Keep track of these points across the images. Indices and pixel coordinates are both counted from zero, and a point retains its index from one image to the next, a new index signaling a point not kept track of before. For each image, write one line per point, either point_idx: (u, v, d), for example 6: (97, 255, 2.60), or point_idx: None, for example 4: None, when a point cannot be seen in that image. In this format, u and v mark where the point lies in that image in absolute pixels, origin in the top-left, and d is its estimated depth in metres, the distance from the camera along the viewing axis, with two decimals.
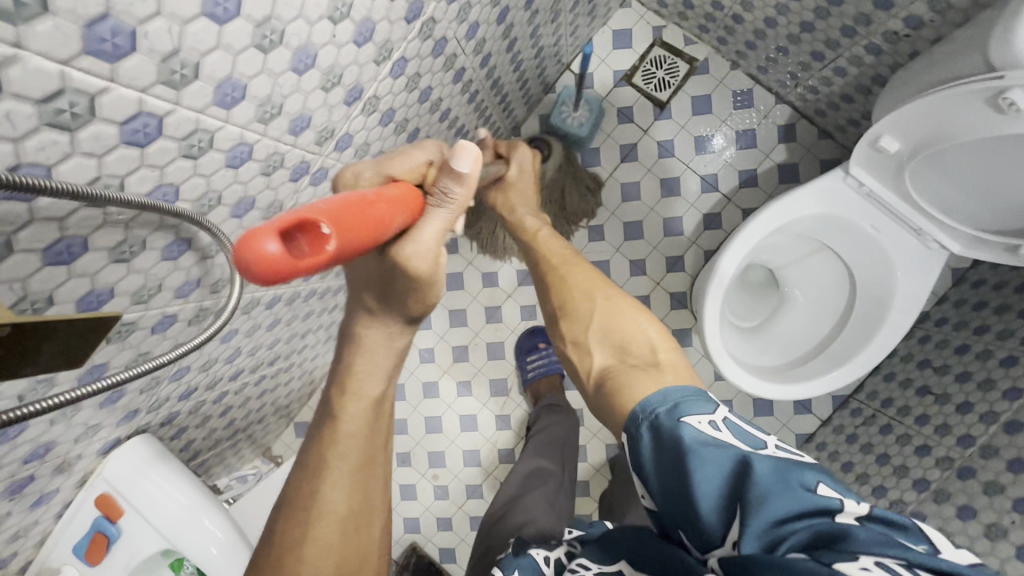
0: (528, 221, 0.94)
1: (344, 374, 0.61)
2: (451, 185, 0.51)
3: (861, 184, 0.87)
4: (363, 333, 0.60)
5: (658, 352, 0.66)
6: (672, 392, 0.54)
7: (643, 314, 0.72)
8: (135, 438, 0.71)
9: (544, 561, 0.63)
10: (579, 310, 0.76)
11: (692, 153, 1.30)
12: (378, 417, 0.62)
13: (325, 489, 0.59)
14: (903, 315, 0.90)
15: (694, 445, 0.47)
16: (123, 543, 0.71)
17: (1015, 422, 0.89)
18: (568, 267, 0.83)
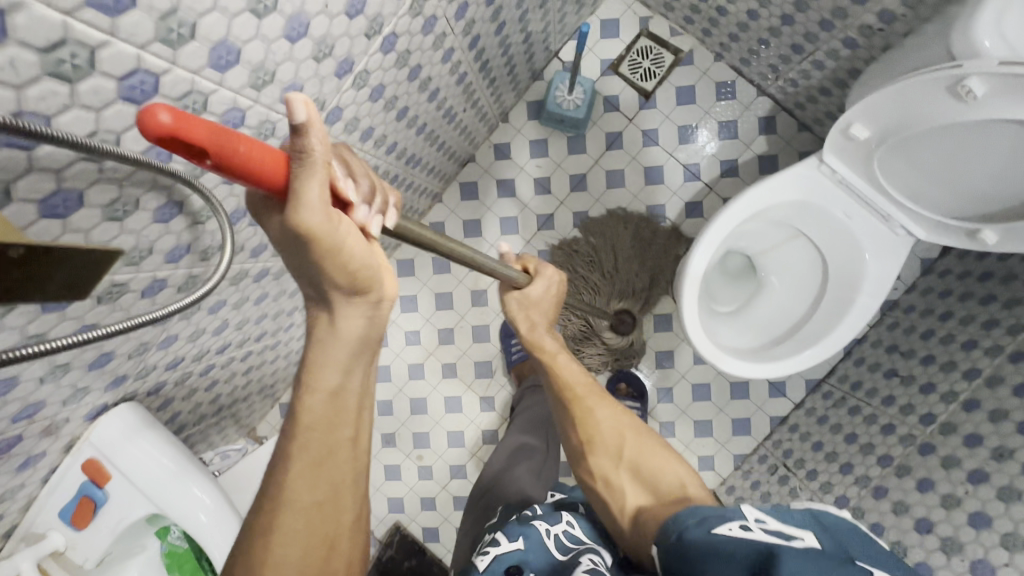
0: (543, 341, 0.92)
1: (303, 365, 0.56)
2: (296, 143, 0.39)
3: (834, 172, 0.90)
4: (314, 325, 0.56)
5: (688, 489, 0.73)
6: (707, 515, 0.58)
7: (670, 452, 0.80)
8: (123, 405, 0.72)
9: (544, 533, 0.74)
10: (609, 445, 0.81)
11: (675, 143, 1.33)
12: (339, 408, 0.57)
13: (287, 479, 0.57)
14: (872, 298, 0.94)
15: (722, 545, 0.52)
16: (110, 507, 0.72)
17: (973, 401, 0.95)
18: (593, 400, 0.85)
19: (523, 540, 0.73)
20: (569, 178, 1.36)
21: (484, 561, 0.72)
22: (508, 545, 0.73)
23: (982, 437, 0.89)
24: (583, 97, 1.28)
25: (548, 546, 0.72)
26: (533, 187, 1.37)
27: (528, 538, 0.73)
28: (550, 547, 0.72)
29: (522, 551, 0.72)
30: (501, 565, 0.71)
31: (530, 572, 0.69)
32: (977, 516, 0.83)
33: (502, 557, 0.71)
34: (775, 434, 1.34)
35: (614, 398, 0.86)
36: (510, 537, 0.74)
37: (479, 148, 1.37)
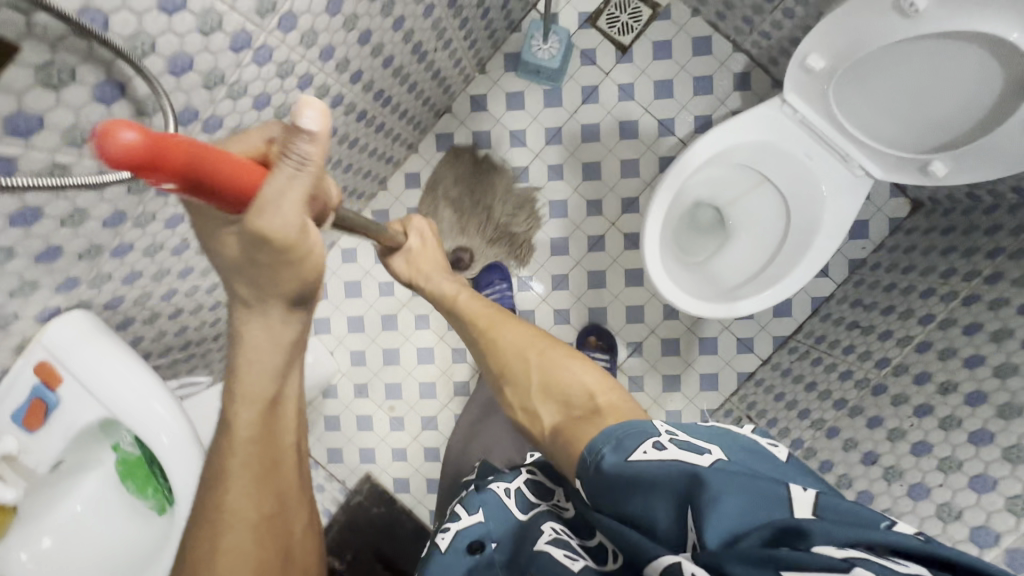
0: (444, 285, 0.97)
1: (233, 377, 0.63)
2: (296, 144, 0.45)
3: (795, 110, 0.91)
4: (243, 330, 0.61)
5: (596, 397, 0.73)
6: (614, 431, 0.61)
7: (578, 358, 0.80)
8: (77, 310, 0.73)
9: (503, 492, 0.74)
10: (518, 371, 0.83)
11: (651, 98, 1.34)
12: (274, 415, 0.66)
13: (227, 495, 0.65)
14: (832, 239, 0.94)
15: (642, 468, 0.54)
16: (64, 410, 0.73)
17: (925, 342, 0.97)
18: (495, 326, 0.88)
19: (481, 510, 0.72)
20: (545, 130, 1.36)
21: (444, 539, 0.71)
22: (468, 516, 0.72)
23: (930, 374, 0.91)
24: (559, 47, 1.28)
25: (508, 505, 0.72)
26: (509, 141, 1.37)
27: (487, 506, 0.72)
28: (510, 506, 0.72)
29: (482, 522, 0.71)
30: (464, 541, 0.70)
31: (492, 542, 0.68)
32: (919, 446, 0.83)
33: (464, 531, 0.70)
34: (742, 390, 1.35)
35: (519, 322, 0.89)
36: (468, 511, 0.73)
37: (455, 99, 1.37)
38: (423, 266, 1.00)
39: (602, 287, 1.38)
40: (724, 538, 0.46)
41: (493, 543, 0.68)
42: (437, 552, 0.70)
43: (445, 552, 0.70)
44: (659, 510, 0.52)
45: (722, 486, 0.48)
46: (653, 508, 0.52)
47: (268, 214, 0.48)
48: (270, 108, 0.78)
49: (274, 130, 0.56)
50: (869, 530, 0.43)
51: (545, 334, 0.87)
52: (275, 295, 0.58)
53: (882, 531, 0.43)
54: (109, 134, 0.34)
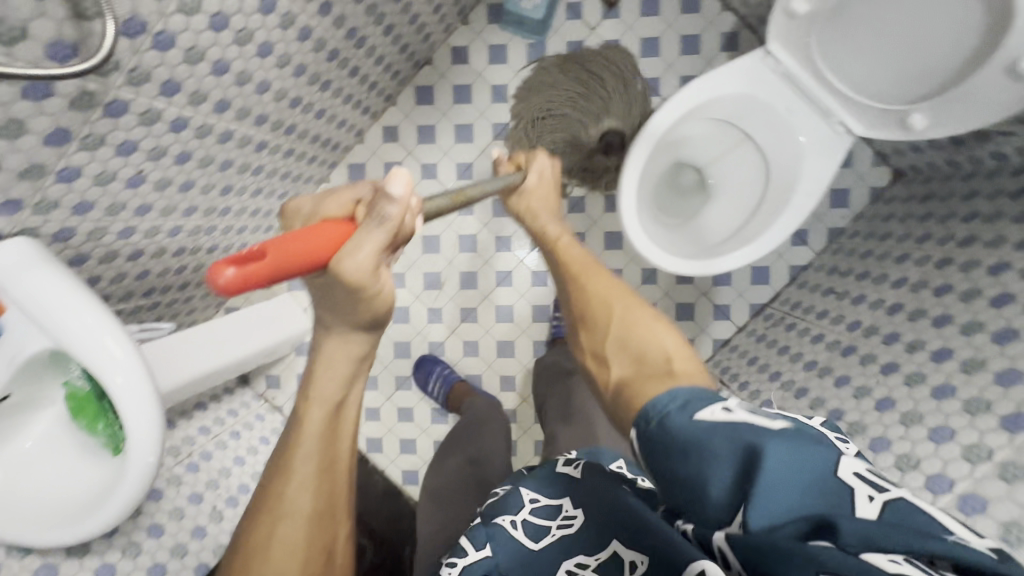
0: (550, 227, 0.94)
1: (306, 378, 0.64)
2: (390, 205, 0.53)
3: (778, 63, 0.90)
4: (322, 339, 0.63)
5: (674, 363, 0.65)
6: (682, 393, 0.57)
7: (661, 322, 0.72)
8: (19, 237, 0.70)
9: (510, 525, 0.71)
10: (597, 317, 0.76)
11: (637, 56, 1.30)
12: (340, 419, 0.65)
13: (288, 490, 0.62)
14: (809, 198, 0.93)
15: (705, 432, 0.50)
16: (5, 339, 0.70)
17: (897, 305, 0.97)
18: (585, 275, 0.82)
19: (490, 545, 0.69)
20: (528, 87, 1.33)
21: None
22: (474, 552, 0.69)
23: (899, 334, 0.91)
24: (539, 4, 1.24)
25: (517, 539, 0.69)
26: (490, 96, 1.33)
27: (496, 542, 0.69)
28: (519, 538, 0.69)
29: (491, 558, 0.68)
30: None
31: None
32: (883, 401, 0.83)
33: (472, 568, 0.67)
34: (716, 355, 1.36)
35: (611, 276, 0.82)
36: (476, 544, 0.70)
37: (436, 51, 1.32)
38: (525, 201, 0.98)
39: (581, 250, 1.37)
40: (770, 523, 0.43)
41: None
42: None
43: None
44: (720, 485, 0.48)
45: (780, 463, 0.45)
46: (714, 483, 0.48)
47: (347, 260, 0.52)
48: (228, 31, 0.74)
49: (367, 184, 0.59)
50: (927, 539, 0.40)
51: (633, 292, 0.78)
52: (348, 313, 0.59)
53: (939, 544, 0.39)
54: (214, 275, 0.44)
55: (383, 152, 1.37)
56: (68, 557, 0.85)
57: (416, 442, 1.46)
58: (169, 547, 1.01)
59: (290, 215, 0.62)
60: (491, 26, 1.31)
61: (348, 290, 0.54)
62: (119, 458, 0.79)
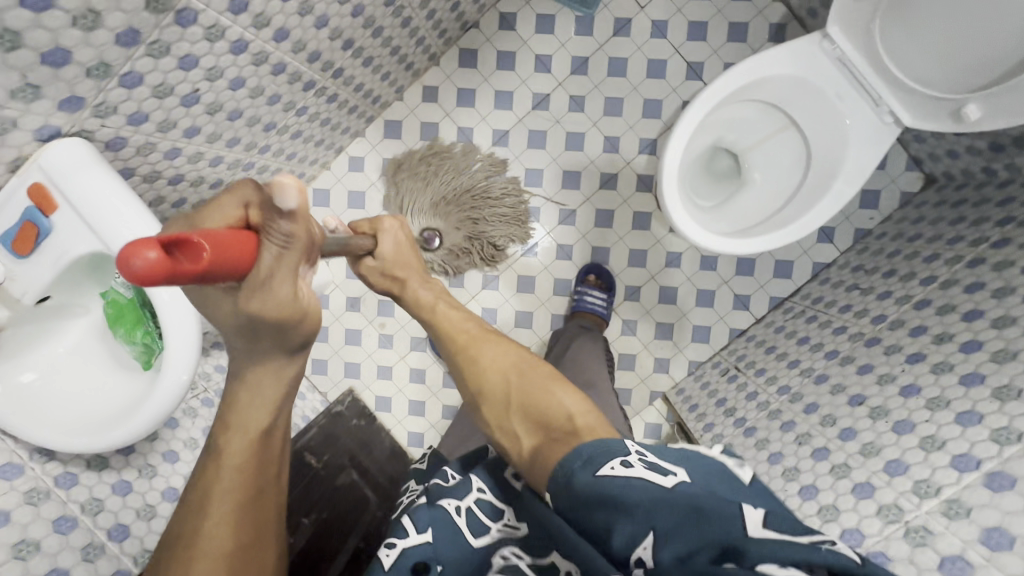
0: (421, 293, 0.89)
1: (229, 410, 0.64)
2: (280, 224, 0.48)
3: (834, 47, 0.91)
4: (245, 370, 0.62)
5: (576, 420, 0.67)
6: (585, 450, 0.60)
7: (542, 366, 0.78)
8: (76, 137, 0.69)
9: (454, 510, 0.71)
10: (496, 391, 0.77)
11: (684, 38, 1.30)
12: (264, 447, 0.66)
13: (205, 525, 0.62)
14: (849, 185, 0.95)
15: (612, 490, 0.54)
16: (55, 238, 0.71)
17: (925, 300, 0.98)
18: (479, 345, 0.82)
19: (432, 530, 0.69)
20: (572, 60, 1.33)
21: (390, 557, 0.67)
22: (416, 534, 0.69)
23: (926, 327, 0.92)
24: None
25: (459, 527, 0.70)
26: (533, 65, 1.33)
27: (437, 527, 0.69)
28: (462, 526, 0.70)
29: (431, 544, 0.68)
30: (410, 561, 0.67)
31: (438, 565, 0.67)
32: (908, 388, 0.84)
33: (411, 551, 0.67)
34: (732, 344, 1.37)
35: (505, 342, 0.83)
36: (417, 528, 0.69)
37: (483, 15, 1.32)
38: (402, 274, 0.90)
39: (607, 227, 1.37)
40: (679, 555, 0.49)
41: (441, 567, 0.67)
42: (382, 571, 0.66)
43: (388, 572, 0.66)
44: (625, 532, 0.52)
45: (678, 507, 0.50)
46: (619, 532, 0.52)
47: (259, 294, 0.52)
48: None
49: (249, 190, 0.50)
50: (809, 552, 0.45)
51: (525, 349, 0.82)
52: (278, 347, 0.59)
53: (817, 556, 0.44)
54: (128, 255, 0.37)
55: (420, 112, 1.36)
56: (88, 469, 0.84)
57: (424, 404, 1.47)
58: (183, 474, 0.96)
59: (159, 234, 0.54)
60: None
61: (279, 322, 0.55)
62: (151, 372, 0.79)
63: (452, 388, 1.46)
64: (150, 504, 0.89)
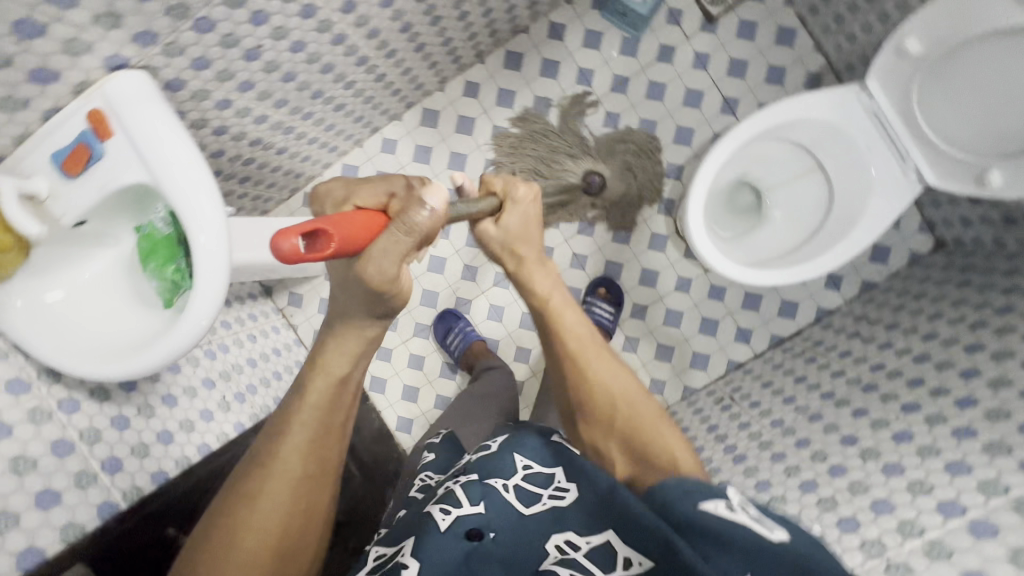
0: (538, 279, 0.87)
1: (317, 352, 0.71)
2: (420, 214, 0.63)
3: (872, 100, 0.95)
4: (340, 332, 0.71)
5: (681, 463, 0.71)
6: (687, 485, 0.63)
7: (649, 400, 0.80)
8: (140, 71, 0.71)
9: (503, 488, 0.74)
10: (601, 413, 0.79)
11: (723, 73, 1.34)
12: (340, 393, 0.72)
13: (283, 447, 0.69)
14: (865, 234, 0.98)
15: (719, 529, 0.57)
16: (105, 164, 0.72)
17: (924, 354, 1.01)
18: (590, 355, 0.82)
19: (484, 503, 0.72)
20: (613, 77, 1.36)
21: (445, 522, 0.70)
22: (469, 505, 0.72)
23: (924, 380, 0.94)
24: None
25: (509, 502, 0.73)
26: (576, 77, 1.37)
27: (490, 500, 0.73)
28: (511, 500, 0.73)
29: (483, 515, 0.71)
30: (464, 526, 0.70)
31: (491, 533, 0.70)
32: (901, 434, 0.86)
33: (465, 518, 0.71)
34: (728, 375, 1.39)
35: (610, 355, 0.84)
36: (471, 499, 0.73)
37: (534, 22, 1.36)
38: (520, 247, 0.88)
39: (624, 243, 1.40)
40: None
41: (493, 535, 0.70)
42: (435, 532, 0.69)
43: (443, 534, 0.69)
44: (724, 567, 0.55)
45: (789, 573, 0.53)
46: (717, 563, 0.55)
47: (373, 263, 0.62)
48: None
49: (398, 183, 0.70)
50: None
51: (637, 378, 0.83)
52: (365, 313, 0.68)
53: None
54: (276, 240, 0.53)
55: (458, 105, 1.39)
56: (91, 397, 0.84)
57: (418, 391, 1.48)
58: (178, 419, 0.97)
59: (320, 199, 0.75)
60: (592, 12, 1.35)
61: (369, 289, 0.64)
62: (173, 312, 0.80)
63: (448, 379, 1.48)
64: (145, 442, 0.89)
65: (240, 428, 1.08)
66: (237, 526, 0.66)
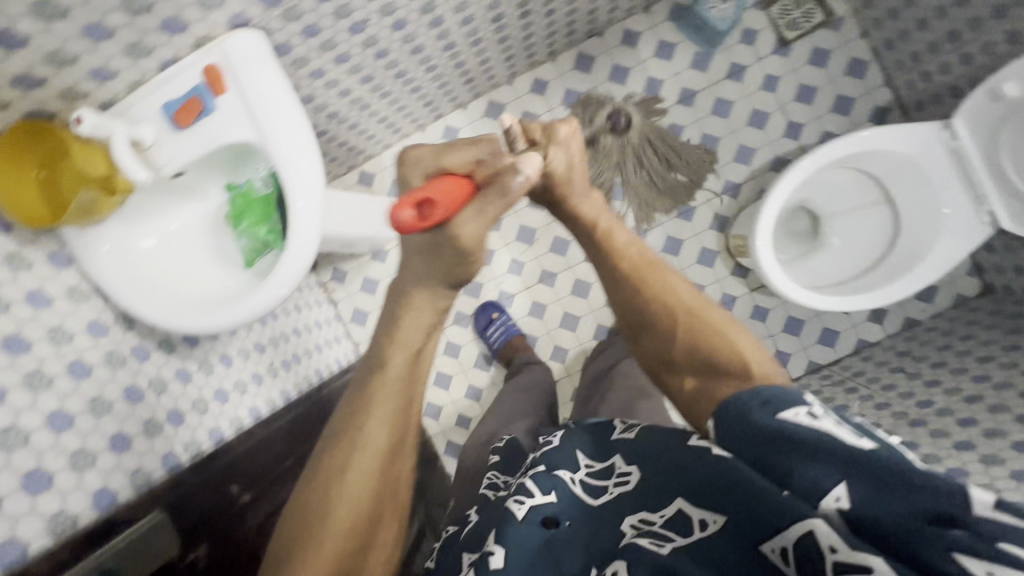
0: (583, 205, 0.74)
1: (393, 323, 0.65)
2: (515, 179, 0.57)
3: (954, 139, 0.96)
4: (411, 295, 0.63)
5: (754, 365, 0.66)
6: (765, 390, 0.60)
7: (710, 306, 0.73)
8: (257, 31, 0.72)
9: (569, 480, 0.67)
10: (665, 330, 0.72)
11: (791, 98, 1.35)
12: (419, 366, 0.66)
13: (369, 423, 0.64)
14: (932, 270, 1.00)
15: (798, 436, 0.53)
16: (213, 119, 0.73)
17: (975, 395, 1.01)
18: (652, 272, 0.74)
19: (555, 492, 0.65)
20: (681, 90, 1.37)
21: (519, 511, 0.63)
22: (540, 495, 0.64)
23: (976, 420, 0.95)
24: (733, 6, 1.30)
25: (576, 493, 0.65)
26: (644, 85, 1.38)
27: (560, 489, 0.65)
28: (577, 491, 0.65)
29: (555, 503, 0.64)
30: (538, 516, 0.62)
31: (565, 522, 0.62)
32: (955, 471, 0.86)
33: (539, 506, 0.63)
34: None
35: (672, 270, 0.75)
36: (539, 489, 0.65)
37: (610, 27, 1.37)
38: (564, 190, 0.73)
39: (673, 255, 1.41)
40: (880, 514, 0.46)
41: (569, 522, 0.62)
42: (513, 522, 0.62)
43: (521, 525, 0.61)
44: (812, 477, 0.50)
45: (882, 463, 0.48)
46: (802, 475, 0.51)
47: (464, 229, 0.57)
48: None
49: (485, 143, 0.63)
50: None
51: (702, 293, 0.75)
52: (446, 275, 0.61)
53: None
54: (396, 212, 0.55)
55: (524, 101, 1.40)
56: (159, 348, 0.85)
57: (451, 378, 1.49)
58: (233, 379, 0.97)
59: (409, 164, 0.65)
60: (668, 23, 1.36)
61: (455, 255, 0.59)
62: (251, 273, 0.82)
63: (482, 370, 1.48)
64: (204, 398, 0.89)
65: (286, 397, 1.09)
66: (319, 520, 0.61)
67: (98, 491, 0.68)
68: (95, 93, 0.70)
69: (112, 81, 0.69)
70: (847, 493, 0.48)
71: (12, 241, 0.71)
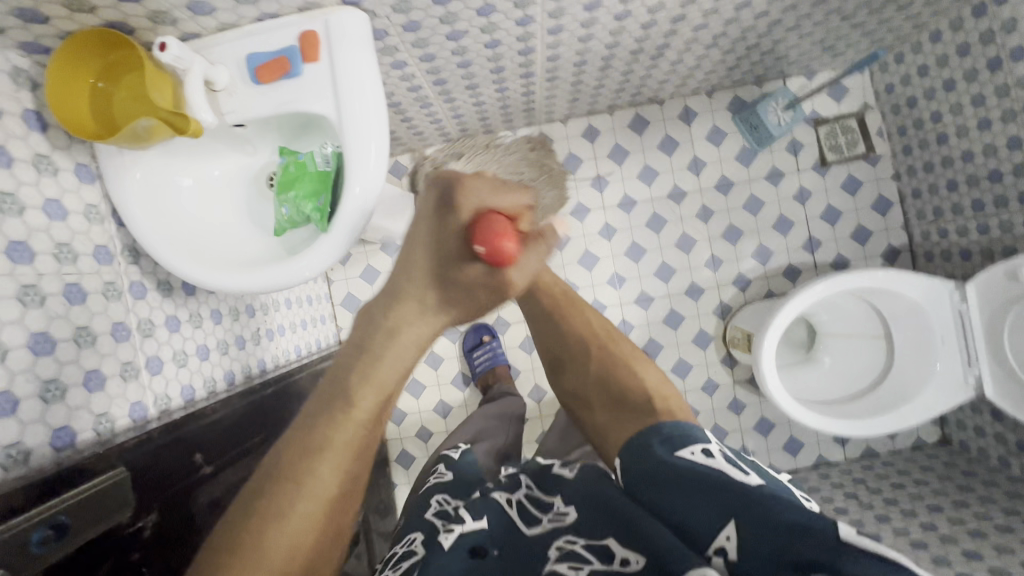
0: None
1: (367, 357, 0.53)
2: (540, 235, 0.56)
3: (963, 301, 1.03)
4: (400, 327, 0.52)
5: (659, 399, 0.68)
6: (669, 430, 0.61)
7: (620, 339, 0.78)
8: (362, 13, 0.70)
9: (505, 502, 0.66)
10: (579, 361, 0.77)
11: (817, 214, 1.42)
12: (385, 409, 0.55)
13: (320, 466, 0.51)
14: (915, 413, 1.05)
15: (689, 474, 0.55)
16: (296, 84, 0.71)
17: (921, 542, 1.05)
18: (576, 306, 0.80)
19: (486, 517, 0.63)
20: (720, 176, 1.42)
21: (447, 540, 0.60)
22: (472, 522, 0.62)
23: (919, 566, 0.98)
24: (790, 116, 1.35)
25: (512, 517, 0.63)
26: (687, 162, 1.42)
27: (492, 514, 0.63)
28: (514, 517, 0.63)
29: (486, 530, 0.61)
30: (466, 544, 0.59)
31: (494, 549, 0.59)
32: None
33: (466, 536, 0.60)
34: None
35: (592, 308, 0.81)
36: (472, 516, 0.64)
37: (672, 100, 1.41)
38: None
39: (671, 328, 1.44)
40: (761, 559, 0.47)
41: (498, 552, 0.59)
42: (440, 551, 0.58)
43: (447, 553, 0.58)
44: (700, 520, 0.52)
45: (757, 508, 0.49)
46: (689, 517, 0.53)
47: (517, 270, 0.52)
48: None
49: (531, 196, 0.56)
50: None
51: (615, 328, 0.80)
52: (459, 305, 0.53)
53: None
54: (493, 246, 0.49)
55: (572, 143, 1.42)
56: (157, 290, 0.80)
57: (424, 388, 1.46)
58: (217, 338, 0.92)
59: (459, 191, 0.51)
60: (725, 113, 1.41)
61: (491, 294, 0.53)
62: (280, 240, 0.81)
63: (457, 389, 1.46)
64: (185, 352, 0.84)
65: (262, 366, 1.04)
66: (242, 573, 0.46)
67: (58, 429, 0.63)
68: (182, 20, 0.66)
69: (204, 15, 0.66)
70: (734, 533, 0.49)
71: (45, 143, 0.67)
